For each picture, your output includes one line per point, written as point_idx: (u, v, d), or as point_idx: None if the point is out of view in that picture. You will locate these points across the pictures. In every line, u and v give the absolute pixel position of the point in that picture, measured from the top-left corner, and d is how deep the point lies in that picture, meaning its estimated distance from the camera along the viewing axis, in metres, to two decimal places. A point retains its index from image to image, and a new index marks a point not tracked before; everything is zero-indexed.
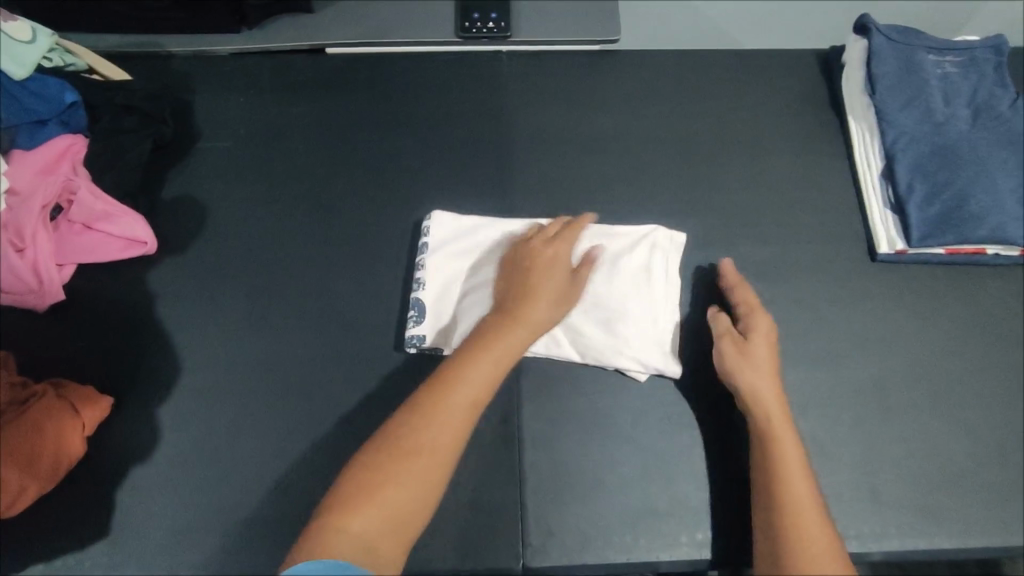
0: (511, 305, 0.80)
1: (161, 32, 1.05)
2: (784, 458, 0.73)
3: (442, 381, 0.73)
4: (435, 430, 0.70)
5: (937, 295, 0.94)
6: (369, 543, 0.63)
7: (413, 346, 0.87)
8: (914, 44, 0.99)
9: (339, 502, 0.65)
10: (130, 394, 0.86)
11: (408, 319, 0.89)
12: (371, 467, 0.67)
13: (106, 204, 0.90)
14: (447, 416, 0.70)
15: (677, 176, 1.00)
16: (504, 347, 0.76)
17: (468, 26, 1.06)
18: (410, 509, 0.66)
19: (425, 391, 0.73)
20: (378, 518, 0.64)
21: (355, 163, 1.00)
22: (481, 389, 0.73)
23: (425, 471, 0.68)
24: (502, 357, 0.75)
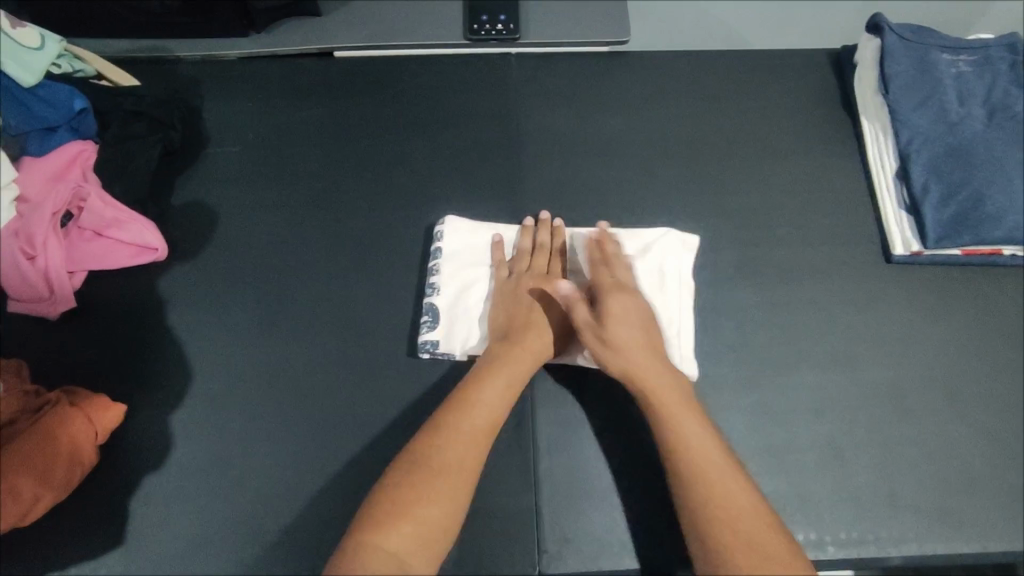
0: (516, 334, 0.82)
1: (170, 36, 1.05)
2: (698, 452, 0.71)
3: (463, 399, 0.76)
4: (458, 447, 0.72)
5: (953, 296, 0.93)
6: (406, 562, 0.65)
7: (426, 351, 0.87)
8: (926, 44, 0.98)
9: (372, 520, 0.67)
10: (142, 401, 0.86)
11: (421, 324, 0.89)
12: (402, 485, 0.69)
13: (116, 211, 0.90)
14: (469, 433, 0.73)
15: (689, 178, 0.99)
16: (517, 369, 0.79)
17: (477, 28, 1.06)
18: (440, 526, 0.68)
19: (446, 409, 0.76)
20: (412, 536, 0.66)
21: (365, 166, 1.00)
22: (498, 406, 0.77)
23: (453, 489, 0.70)
24: (516, 375, 0.79)
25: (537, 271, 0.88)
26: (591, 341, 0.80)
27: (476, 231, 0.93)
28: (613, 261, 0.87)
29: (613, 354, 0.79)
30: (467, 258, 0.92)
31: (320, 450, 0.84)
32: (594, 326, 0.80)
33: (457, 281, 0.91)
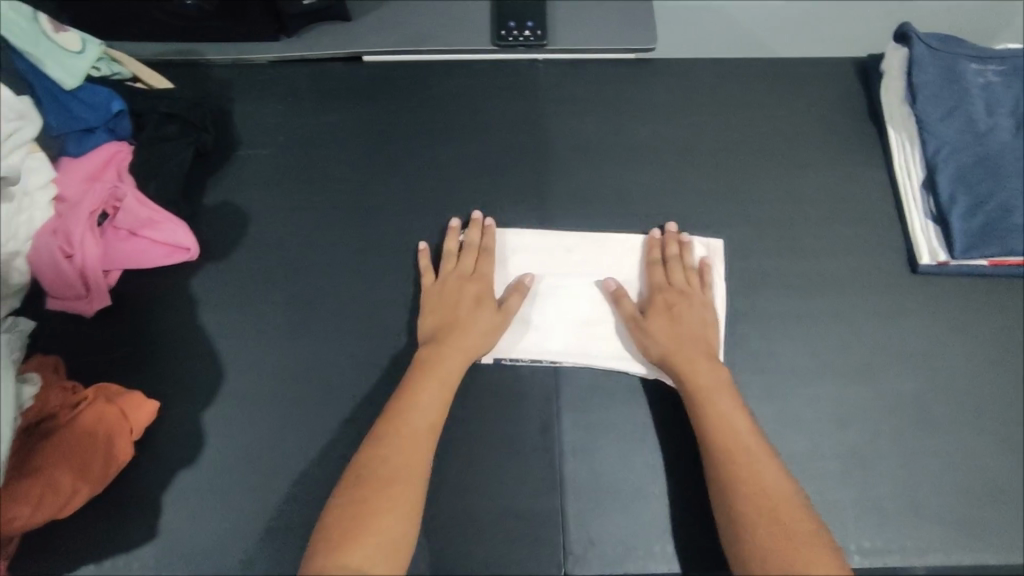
0: (442, 336, 0.84)
1: (201, 39, 1.06)
2: (736, 449, 0.76)
3: (395, 412, 0.78)
4: (400, 456, 0.74)
5: (980, 307, 0.93)
6: (369, 574, 0.66)
7: None
8: (955, 53, 0.98)
9: (330, 541, 0.68)
10: (175, 399, 0.87)
11: None
12: (352, 503, 0.71)
13: (152, 211, 0.92)
14: (408, 441, 0.75)
15: (715, 186, 1.00)
16: (447, 372, 0.81)
17: (504, 34, 1.06)
18: (398, 534, 0.70)
19: (382, 425, 0.77)
20: (372, 549, 0.68)
21: (393, 170, 1.01)
22: (434, 410, 0.79)
23: (403, 496, 0.72)
24: (445, 379, 0.81)
25: (462, 272, 0.89)
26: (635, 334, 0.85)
27: (500, 235, 0.94)
28: (669, 260, 0.90)
29: (652, 347, 0.84)
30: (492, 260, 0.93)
31: (349, 449, 0.86)
32: (637, 321, 0.85)
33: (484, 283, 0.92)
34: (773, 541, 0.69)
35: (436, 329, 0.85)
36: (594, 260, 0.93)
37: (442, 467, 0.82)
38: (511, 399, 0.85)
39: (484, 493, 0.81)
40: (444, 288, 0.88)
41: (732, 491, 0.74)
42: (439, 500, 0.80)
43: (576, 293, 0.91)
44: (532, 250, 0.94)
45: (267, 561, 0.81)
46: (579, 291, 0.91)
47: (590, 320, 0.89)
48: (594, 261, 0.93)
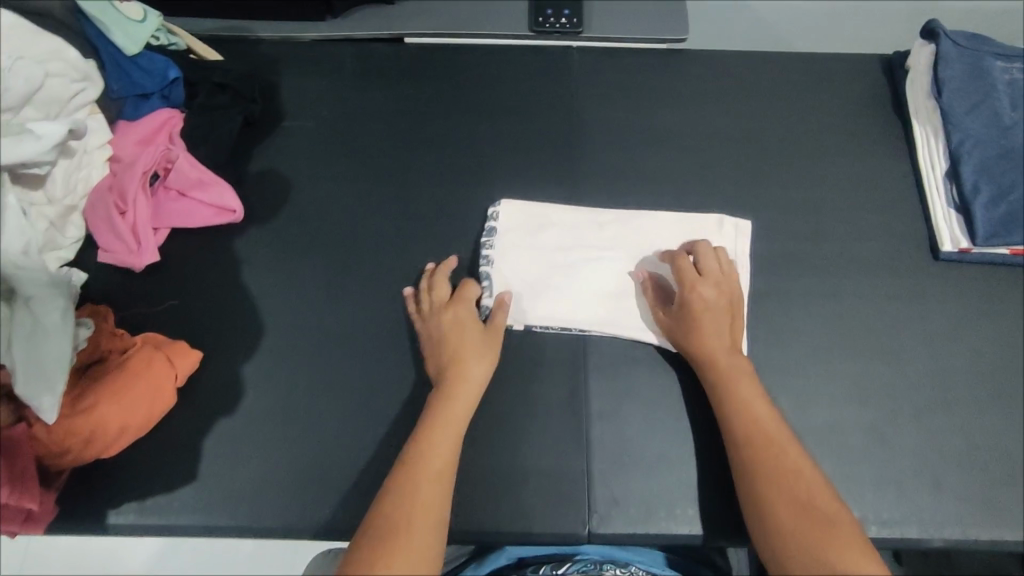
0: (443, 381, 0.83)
1: (251, 17, 1.12)
2: (767, 434, 0.76)
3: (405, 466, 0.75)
4: (413, 511, 0.70)
5: (1000, 295, 0.95)
6: None
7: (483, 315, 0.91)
8: (980, 50, 1.01)
9: None
10: (215, 351, 0.91)
11: None
12: (368, 554, 0.67)
13: (200, 172, 0.96)
14: (419, 495, 0.72)
15: (740, 170, 1.03)
16: (452, 420, 0.79)
17: (542, 21, 1.11)
18: None
19: (392, 481, 0.74)
20: None
21: (431, 145, 1.05)
22: (444, 461, 0.76)
23: (418, 551, 0.68)
24: (452, 429, 0.79)
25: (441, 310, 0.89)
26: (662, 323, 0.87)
27: (534, 210, 0.98)
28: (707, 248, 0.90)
29: (677, 333, 0.86)
30: (527, 230, 0.96)
31: (383, 406, 0.89)
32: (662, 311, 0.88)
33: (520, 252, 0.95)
34: (807, 531, 0.69)
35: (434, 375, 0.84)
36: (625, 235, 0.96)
37: (472, 425, 0.85)
38: (541, 363, 0.88)
39: (511, 450, 0.84)
40: (431, 328, 0.88)
41: (758, 472, 0.74)
42: (470, 457, 0.83)
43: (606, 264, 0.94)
44: (558, 223, 0.97)
45: (303, 508, 0.84)
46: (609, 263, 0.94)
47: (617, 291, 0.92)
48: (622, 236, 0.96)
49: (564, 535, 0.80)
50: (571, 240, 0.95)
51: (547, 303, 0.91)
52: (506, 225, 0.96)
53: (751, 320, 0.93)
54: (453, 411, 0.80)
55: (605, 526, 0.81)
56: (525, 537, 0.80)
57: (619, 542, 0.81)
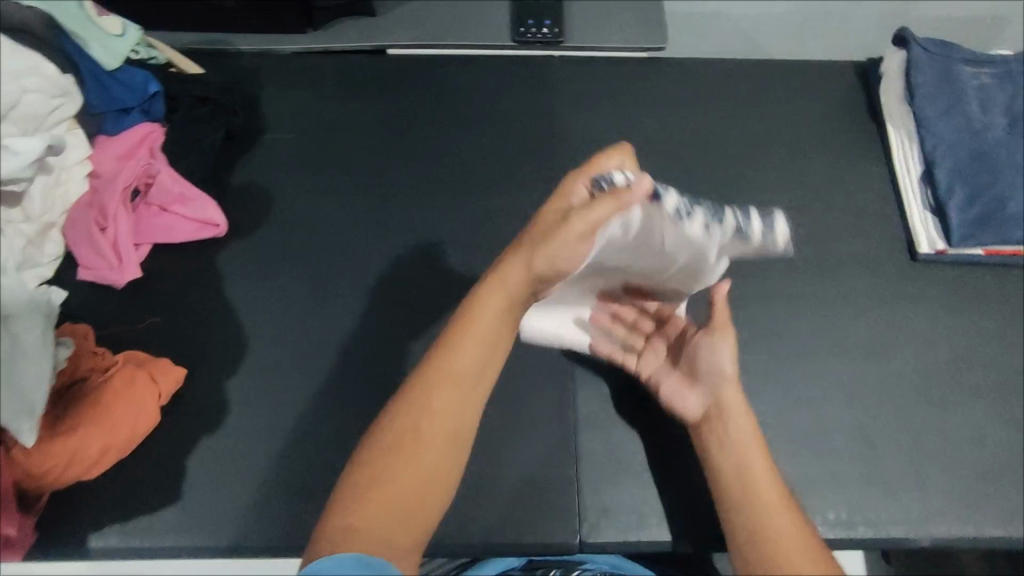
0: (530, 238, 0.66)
1: (232, 30, 1.11)
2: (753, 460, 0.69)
3: (445, 345, 0.65)
4: (445, 403, 0.63)
5: (978, 293, 0.97)
6: (388, 546, 0.56)
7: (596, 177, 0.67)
8: (950, 56, 1.03)
9: (343, 498, 0.59)
10: (199, 368, 0.90)
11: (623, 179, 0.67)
12: (379, 457, 0.60)
13: (183, 187, 0.95)
14: (451, 387, 0.64)
15: (721, 176, 1.04)
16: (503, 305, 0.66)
17: (524, 31, 1.12)
18: (426, 494, 0.60)
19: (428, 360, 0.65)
20: (391, 510, 0.58)
21: (415, 156, 1.05)
22: (488, 356, 0.66)
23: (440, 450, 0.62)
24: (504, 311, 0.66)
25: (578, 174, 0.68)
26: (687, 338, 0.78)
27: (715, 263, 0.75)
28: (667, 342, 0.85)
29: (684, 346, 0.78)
30: (675, 257, 0.73)
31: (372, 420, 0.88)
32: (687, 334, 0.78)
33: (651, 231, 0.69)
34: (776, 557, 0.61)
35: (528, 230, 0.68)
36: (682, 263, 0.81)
37: None
38: (530, 371, 0.88)
39: (502, 461, 0.83)
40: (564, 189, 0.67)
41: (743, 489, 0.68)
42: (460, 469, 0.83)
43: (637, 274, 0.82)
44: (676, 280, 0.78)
45: (291, 526, 0.83)
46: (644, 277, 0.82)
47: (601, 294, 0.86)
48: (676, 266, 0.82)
49: (556, 546, 0.80)
50: (656, 281, 0.78)
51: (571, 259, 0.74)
52: (690, 241, 0.70)
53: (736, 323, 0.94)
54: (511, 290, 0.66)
55: (598, 535, 0.81)
56: (517, 549, 0.80)
57: (611, 551, 0.81)
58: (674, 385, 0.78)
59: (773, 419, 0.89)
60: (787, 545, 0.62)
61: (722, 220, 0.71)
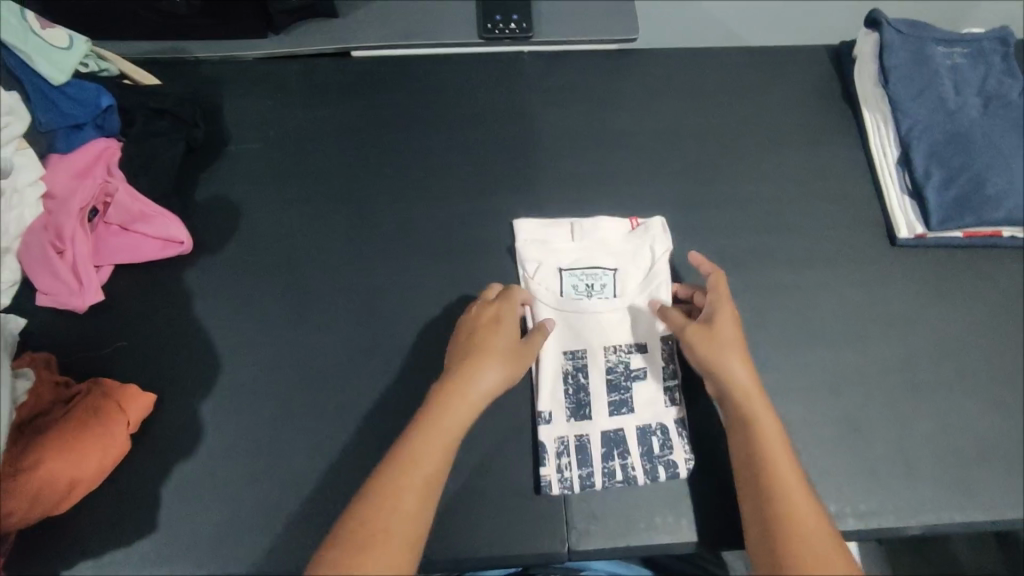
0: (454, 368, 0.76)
1: (188, 38, 1.07)
2: (782, 474, 0.68)
3: (399, 457, 0.69)
4: (394, 515, 0.65)
5: (957, 276, 0.97)
6: None
7: (612, 271, 0.92)
8: (922, 36, 1.02)
9: None
10: (169, 391, 0.87)
11: (609, 286, 0.92)
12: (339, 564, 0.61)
13: (143, 205, 0.91)
14: (398, 501, 0.66)
15: (697, 168, 1.02)
16: (450, 425, 0.71)
17: (491, 27, 1.09)
18: None
19: (385, 468, 0.69)
20: None
21: (385, 161, 1.02)
22: (434, 468, 0.69)
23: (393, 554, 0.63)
24: (449, 430, 0.71)
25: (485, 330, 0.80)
26: (697, 340, 0.77)
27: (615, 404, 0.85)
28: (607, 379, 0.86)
29: (700, 350, 0.77)
30: (599, 381, 0.86)
31: (351, 435, 0.86)
32: (687, 333, 0.78)
33: (589, 464, 0.82)
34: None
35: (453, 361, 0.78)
36: (650, 273, 0.91)
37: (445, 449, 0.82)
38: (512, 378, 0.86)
39: (487, 471, 0.82)
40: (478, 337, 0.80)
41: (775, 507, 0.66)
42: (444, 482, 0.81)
43: (606, 304, 0.90)
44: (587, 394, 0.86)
45: (273, 550, 0.80)
46: (615, 306, 0.90)
47: (574, 262, 0.92)
48: (644, 281, 0.91)
49: (546, 555, 0.79)
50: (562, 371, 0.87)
51: (575, 276, 0.92)
52: (603, 390, 0.86)
53: None
54: (448, 413, 0.72)
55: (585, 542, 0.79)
56: (506, 560, 0.79)
57: (601, 557, 0.80)
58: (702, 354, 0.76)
59: None
60: (819, 561, 0.62)
61: (662, 463, 0.82)
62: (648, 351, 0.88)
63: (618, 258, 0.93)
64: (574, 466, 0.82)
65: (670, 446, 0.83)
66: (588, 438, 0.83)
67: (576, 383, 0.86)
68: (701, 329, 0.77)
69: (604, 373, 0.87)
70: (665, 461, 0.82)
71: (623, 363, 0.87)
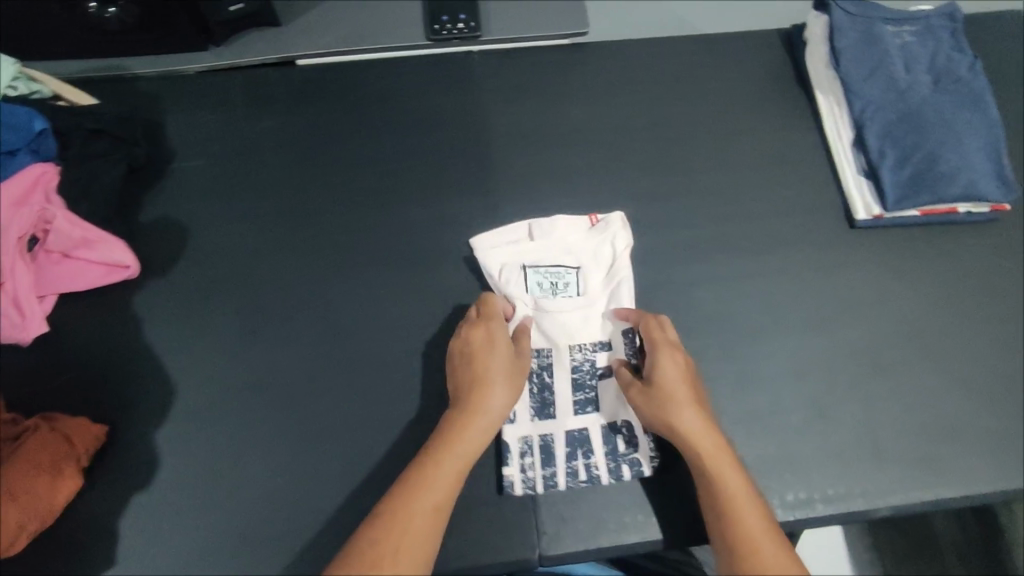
0: (466, 390, 0.78)
1: (124, 54, 1.03)
2: (741, 517, 0.68)
3: (412, 483, 0.70)
4: (402, 540, 0.65)
5: (916, 255, 0.97)
6: None
7: (574, 269, 0.91)
8: (871, 16, 1.01)
9: None
10: (122, 421, 0.84)
11: (572, 282, 0.91)
12: None
13: (84, 230, 0.87)
14: (406, 526, 0.66)
15: (654, 161, 1.01)
16: (463, 450, 0.73)
17: (438, 28, 1.06)
18: None
19: (393, 494, 0.69)
20: None
21: (336, 172, 1.00)
22: (445, 493, 0.70)
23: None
24: (462, 454, 0.73)
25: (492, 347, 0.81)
26: (639, 396, 0.78)
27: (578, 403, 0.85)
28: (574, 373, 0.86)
29: (643, 405, 0.78)
30: (563, 379, 0.86)
31: (313, 454, 0.84)
32: (633, 387, 0.79)
33: (553, 463, 0.82)
34: None
35: (462, 381, 0.79)
36: (611, 269, 0.91)
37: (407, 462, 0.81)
38: None
39: None
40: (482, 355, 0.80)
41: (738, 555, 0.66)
42: None
43: (572, 303, 0.89)
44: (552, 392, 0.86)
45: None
46: (580, 305, 0.90)
47: (536, 260, 0.91)
48: (606, 277, 0.91)
49: (515, 563, 0.78)
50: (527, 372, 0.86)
51: (537, 273, 0.91)
52: (567, 387, 0.86)
53: (679, 310, 0.92)
54: (461, 438, 0.74)
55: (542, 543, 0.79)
56: (475, 571, 0.77)
57: (572, 561, 0.79)
58: (647, 404, 0.77)
59: (723, 406, 0.87)
60: None
61: (627, 461, 0.82)
62: (611, 348, 0.88)
63: (580, 255, 0.92)
64: (537, 466, 0.81)
65: (635, 444, 0.82)
66: (552, 438, 0.83)
67: (541, 382, 0.86)
68: (642, 383, 0.79)
69: (570, 373, 0.87)
70: (630, 460, 0.82)
71: (589, 361, 0.87)
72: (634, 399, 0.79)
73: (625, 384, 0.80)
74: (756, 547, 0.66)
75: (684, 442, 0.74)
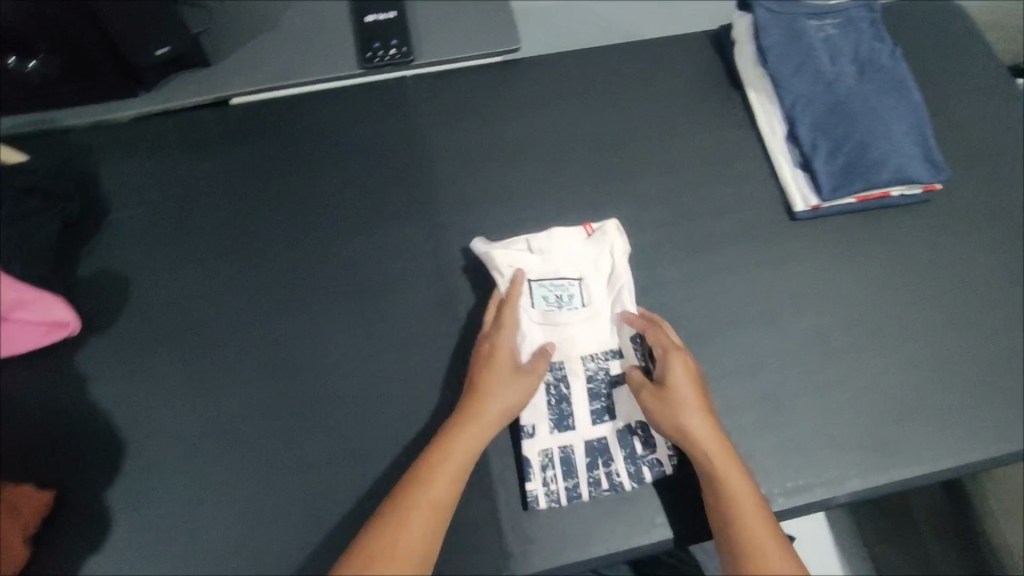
0: (473, 390, 0.80)
1: (51, 107, 1.01)
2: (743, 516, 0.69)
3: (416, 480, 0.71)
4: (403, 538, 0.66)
5: (857, 242, 0.99)
6: None
7: (576, 281, 0.91)
8: (793, 12, 1.04)
9: None
10: (71, 484, 0.82)
11: (575, 294, 0.91)
12: None
13: (21, 291, 0.85)
14: (408, 522, 0.67)
15: (595, 170, 1.02)
16: (468, 449, 0.75)
17: (370, 55, 1.06)
18: None
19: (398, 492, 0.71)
20: None
21: (278, 208, 0.99)
22: (448, 491, 0.71)
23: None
24: (468, 453, 0.74)
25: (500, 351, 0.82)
26: (648, 396, 0.80)
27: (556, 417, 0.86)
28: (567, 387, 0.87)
29: (653, 405, 0.79)
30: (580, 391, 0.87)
31: (272, 499, 0.82)
32: (644, 387, 0.80)
33: (574, 476, 0.83)
34: None
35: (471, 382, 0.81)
36: (613, 277, 0.91)
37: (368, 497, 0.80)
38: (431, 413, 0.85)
39: None
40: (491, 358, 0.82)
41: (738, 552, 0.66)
42: None
43: (579, 316, 0.90)
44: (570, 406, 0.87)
45: None
46: (587, 315, 0.91)
47: (539, 276, 0.91)
48: (608, 285, 0.92)
49: None
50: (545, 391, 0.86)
51: (541, 289, 0.90)
52: (582, 398, 0.87)
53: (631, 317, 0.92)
54: (466, 437, 0.75)
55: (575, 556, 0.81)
56: None
57: None
58: (655, 406, 0.79)
59: None
60: None
61: (646, 463, 0.84)
62: (623, 356, 0.89)
63: (579, 266, 0.92)
64: (559, 478, 0.83)
65: (652, 445, 0.84)
66: (572, 449, 0.85)
67: (558, 394, 0.87)
68: (652, 386, 0.80)
69: (585, 383, 0.88)
70: (649, 460, 0.84)
71: (603, 369, 0.89)
72: (644, 400, 0.81)
73: (636, 385, 0.82)
74: (756, 545, 0.66)
75: (692, 443, 0.75)
